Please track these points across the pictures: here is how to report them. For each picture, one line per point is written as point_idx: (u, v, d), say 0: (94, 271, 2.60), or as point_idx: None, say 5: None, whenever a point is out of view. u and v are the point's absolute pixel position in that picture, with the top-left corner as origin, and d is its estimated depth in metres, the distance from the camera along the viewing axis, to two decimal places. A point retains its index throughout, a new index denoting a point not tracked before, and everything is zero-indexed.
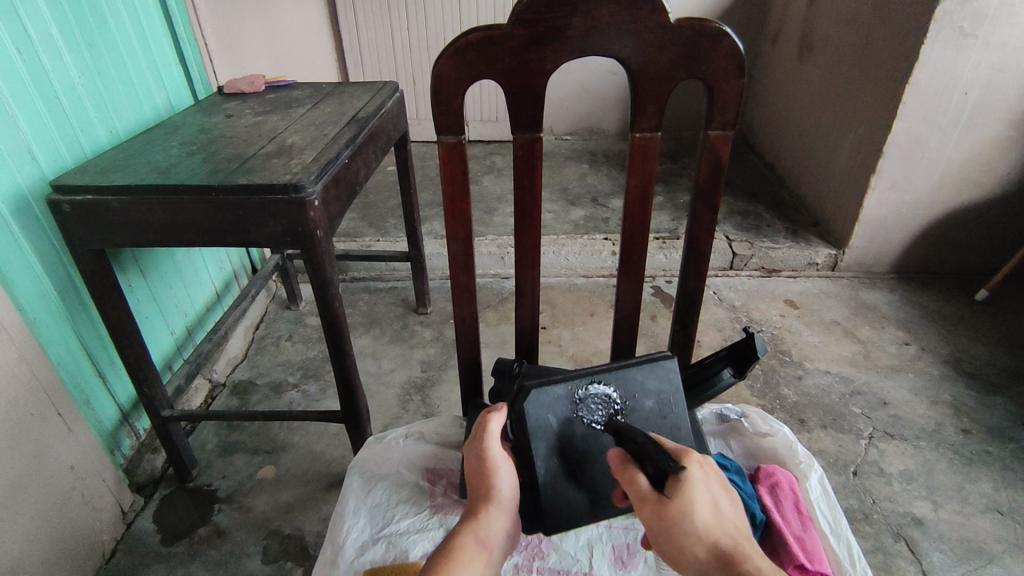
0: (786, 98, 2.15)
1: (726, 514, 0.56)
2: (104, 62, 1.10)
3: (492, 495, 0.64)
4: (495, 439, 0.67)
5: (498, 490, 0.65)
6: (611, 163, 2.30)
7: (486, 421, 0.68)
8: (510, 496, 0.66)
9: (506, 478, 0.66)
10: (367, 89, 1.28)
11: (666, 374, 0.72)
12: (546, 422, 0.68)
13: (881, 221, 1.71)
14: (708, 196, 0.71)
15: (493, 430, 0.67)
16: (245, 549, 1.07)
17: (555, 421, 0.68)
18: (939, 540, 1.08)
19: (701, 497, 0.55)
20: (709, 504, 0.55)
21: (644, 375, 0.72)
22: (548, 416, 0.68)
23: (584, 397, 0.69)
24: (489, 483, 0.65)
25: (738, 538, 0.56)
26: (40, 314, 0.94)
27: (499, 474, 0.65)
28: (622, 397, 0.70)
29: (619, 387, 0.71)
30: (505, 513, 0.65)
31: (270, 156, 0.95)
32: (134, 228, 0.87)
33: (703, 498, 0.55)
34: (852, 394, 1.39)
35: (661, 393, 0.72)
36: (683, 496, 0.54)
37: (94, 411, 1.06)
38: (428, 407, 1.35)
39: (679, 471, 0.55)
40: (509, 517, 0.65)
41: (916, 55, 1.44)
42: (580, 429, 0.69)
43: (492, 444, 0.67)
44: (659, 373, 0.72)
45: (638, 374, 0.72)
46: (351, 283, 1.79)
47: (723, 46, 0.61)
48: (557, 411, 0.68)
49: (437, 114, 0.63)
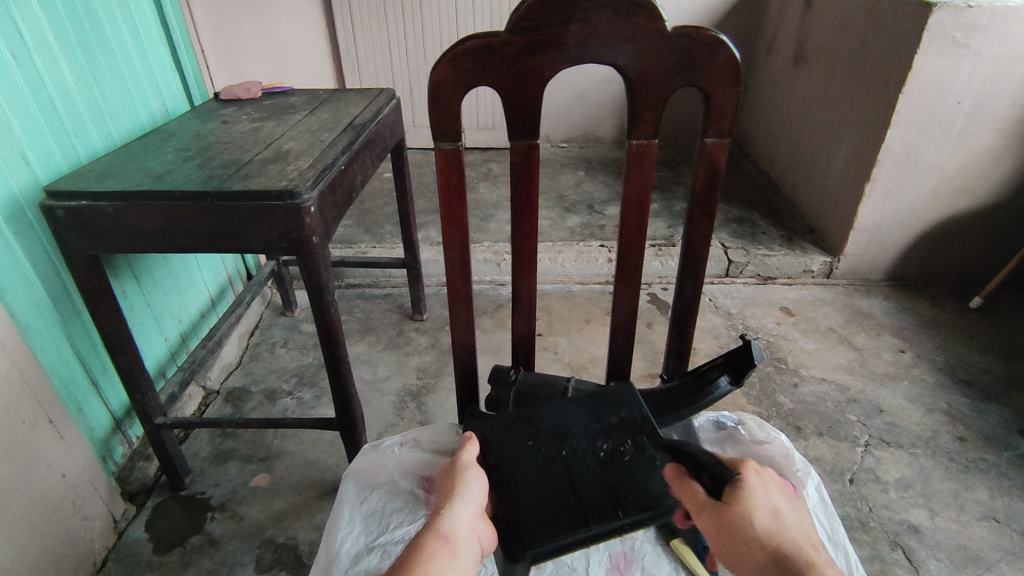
0: (780, 106, 2.17)
1: (789, 521, 0.58)
2: (100, 67, 1.10)
3: (459, 493, 0.63)
4: (469, 450, 0.68)
5: (467, 490, 0.63)
6: (607, 170, 2.31)
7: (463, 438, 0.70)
8: (480, 504, 0.64)
9: (477, 482, 0.65)
10: (363, 96, 1.28)
11: (627, 394, 0.76)
12: (511, 445, 0.71)
13: (876, 229, 1.72)
14: (704, 203, 0.71)
15: (469, 443, 0.69)
16: (238, 559, 1.06)
17: (521, 445, 0.72)
18: (935, 548, 1.08)
19: (761, 501, 0.58)
20: (768, 509, 0.58)
21: (611, 401, 0.76)
22: (512, 441, 0.71)
23: (550, 419, 0.73)
24: (456, 483, 0.64)
25: (803, 546, 0.56)
26: (33, 320, 0.93)
27: (468, 476, 0.65)
28: (590, 419, 0.74)
29: (582, 407, 0.75)
30: (475, 515, 0.63)
31: (266, 162, 0.95)
32: (128, 234, 0.87)
33: (761, 502, 0.58)
34: (848, 402, 1.39)
35: (629, 414, 0.74)
36: (738, 498, 0.58)
37: (86, 418, 1.05)
38: (423, 415, 1.34)
39: (734, 476, 0.59)
40: (478, 523, 0.62)
41: (909, 65, 1.45)
42: (546, 446, 0.71)
43: (465, 453, 0.68)
44: (619, 393, 0.76)
45: (606, 401, 0.76)
46: (347, 290, 1.79)
47: (719, 54, 0.61)
48: (520, 434, 0.72)
49: (434, 121, 0.63)
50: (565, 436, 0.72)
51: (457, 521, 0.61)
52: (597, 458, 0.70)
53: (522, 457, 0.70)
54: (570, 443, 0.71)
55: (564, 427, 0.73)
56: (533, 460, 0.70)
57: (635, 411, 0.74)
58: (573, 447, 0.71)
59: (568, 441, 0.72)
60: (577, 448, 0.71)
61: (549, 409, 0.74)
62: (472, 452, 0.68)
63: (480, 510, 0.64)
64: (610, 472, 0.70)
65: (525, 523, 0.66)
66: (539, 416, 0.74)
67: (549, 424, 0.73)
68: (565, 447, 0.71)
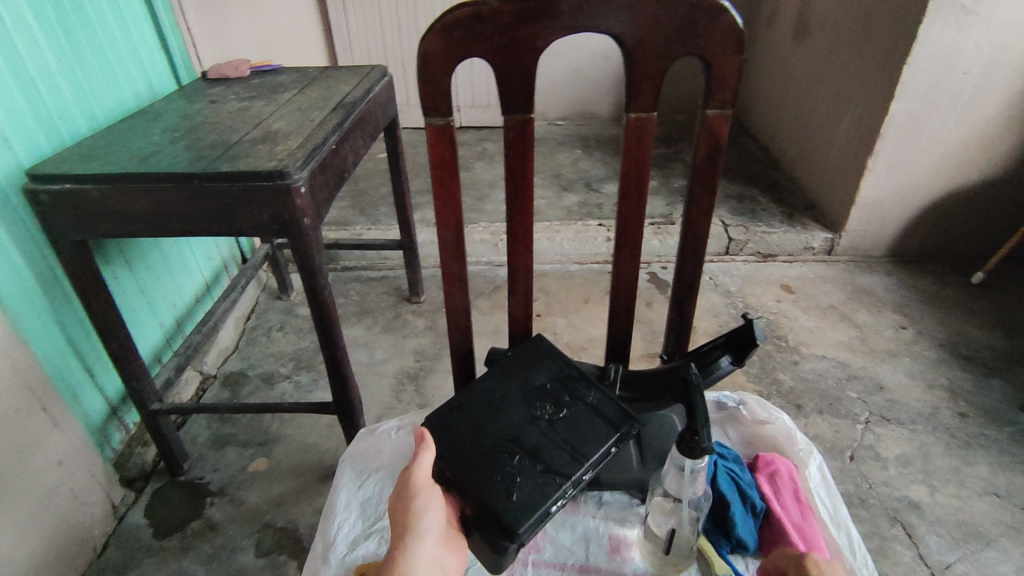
0: (780, 79, 2.13)
1: None
2: (82, 47, 1.07)
3: (414, 528, 0.57)
4: (422, 466, 0.61)
5: (423, 522, 0.57)
6: (605, 149, 2.27)
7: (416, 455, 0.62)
8: (437, 535, 0.58)
9: (433, 509, 0.58)
10: (354, 73, 1.25)
11: (543, 349, 0.75)
12: (454, 438, 0.66)
13: (877, 204, 1.69)
14: (705, 179, 0.68)
15: (421, 458, 0.61)
16: (238, 543, 1.06)
17: (462, 435, 0.67)
18: (935, 524, 1.08)
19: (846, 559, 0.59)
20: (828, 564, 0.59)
21: (528, 361, 0.73)
22: (454, 435, 0.67)
23: (477, 402, 0.70)
24: (410, 515, 0.57)
25: None
26: (22, 307, 0.91)
27: (422, 504, 0.58)
28: (517, 386, 0.71)
29: (507, 378, 0.72)
30: (435, 548, 0.58)
31: (254, 142, 0.92)
32: (114, 217, 0.85)
33: None
34: (848, 378, 1.38)
35: (552, 368, 0.73)
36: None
37: (81, 405, 1.04)
38: (422, 397, 1.34)
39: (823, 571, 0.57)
40: (435, 553, 0.57)
41: (913, 34, 1.42)
42: (491, 427, 0.67)
43: (418, 472, 0.60)
44: (535, 353, 0.74)
45: (524, 362, 0.73)
46: (343, 272, 1.77)
47: (721, 21, 0.58)
48: (458, 426, 0.68)
49: (424, 94, 0.60)
50: (502, 413, 0.69)
51: (415, 562, 0.55)
52: (539, 420, 0.68)
53: (468, 446, 0.66)
54: (510, 417, 0.68)
55: (494, 404, 0.69)
56: (481, 445, 0.66)
57: (559, 368, 0.73)
58: (517, 418, 0.68)
59: (507, 415, 0.69)
60: (519, 419, 0.68)
61: (476, 390, 0.71)
62: (424, 467, 0.61)
63: (439, 539, 0.58)
64: (559, 428, 0.67)
65: (502, 512, 0.61)
66: (470, 400, 0.70)
67: (484, 404, 0.69)
68: (508, 421, 0.68)
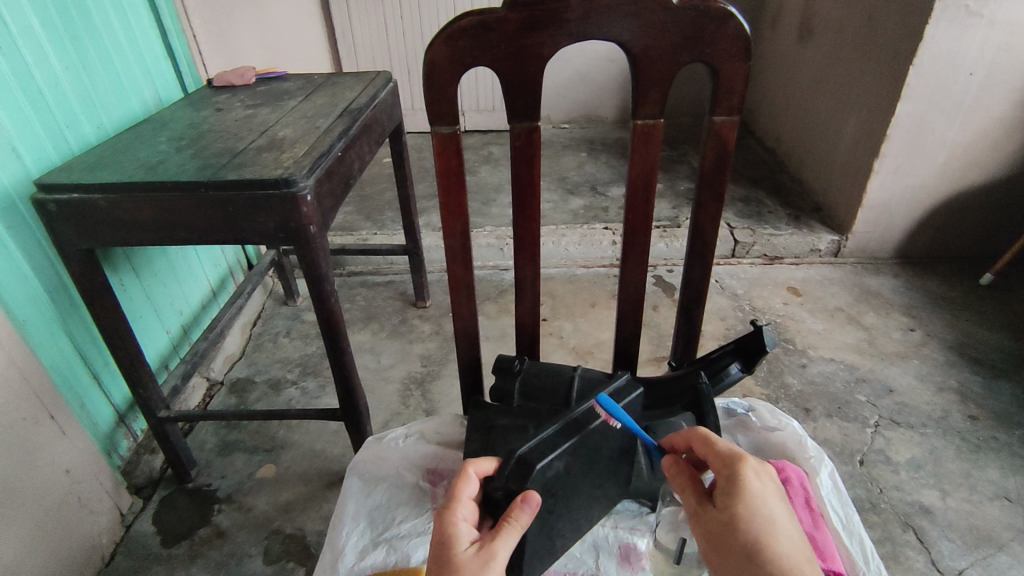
0: (785, 81, 2.12)
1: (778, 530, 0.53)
2: (90, 57, 1.08)
3: None
4: (506, 542, 0.52)
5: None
6: (610, 151, 2.27)
7: (506, 530, 0.52)
8: None
9: None
10: (359, 80, 1.25)
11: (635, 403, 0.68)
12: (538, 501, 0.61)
13: (885, 206, 1.68)
14: (714, 185, 0.68)
15: (509, 538, 0.52)
16: (246, 550, 1.06)
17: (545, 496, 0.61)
18: (947, 529, 1.07)
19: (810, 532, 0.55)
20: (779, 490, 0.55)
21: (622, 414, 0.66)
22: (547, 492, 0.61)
23: (573, 458, 0.62)
24: None
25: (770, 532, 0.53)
26: (30, 316, 0.91)
27: None
28: (605, 444, 0.65)
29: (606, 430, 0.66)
30: None
31: (260, 150, 0.92)
32: (122, 227, 0.85)
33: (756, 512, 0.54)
34: (857, 381, 1.37)
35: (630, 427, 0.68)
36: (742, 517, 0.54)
37: (89, 413, 1.04)
38: (428, 403, 1.34)
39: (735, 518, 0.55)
40: None
41: (919, 35, 1.41)
42: (568, 487, 0.63)
43: (499, 550, 0.51)
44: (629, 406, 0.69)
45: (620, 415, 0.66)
46: (349, 278, 1.77)
47: (728, 27, 0.58)
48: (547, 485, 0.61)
49: (430, 103, 0.60)
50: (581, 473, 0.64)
51: None
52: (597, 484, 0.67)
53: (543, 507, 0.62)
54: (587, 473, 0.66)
55: (581, 463, 0.64)
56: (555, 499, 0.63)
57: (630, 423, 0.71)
58: (586, 480, 0.65)
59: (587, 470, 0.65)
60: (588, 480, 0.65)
61: (581, 444, 0.62)
62: (507, 548, 0.52)
63: None
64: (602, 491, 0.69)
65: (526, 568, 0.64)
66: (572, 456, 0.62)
67: (579, 460, 0.63)
68: (580, 481, 0.65)
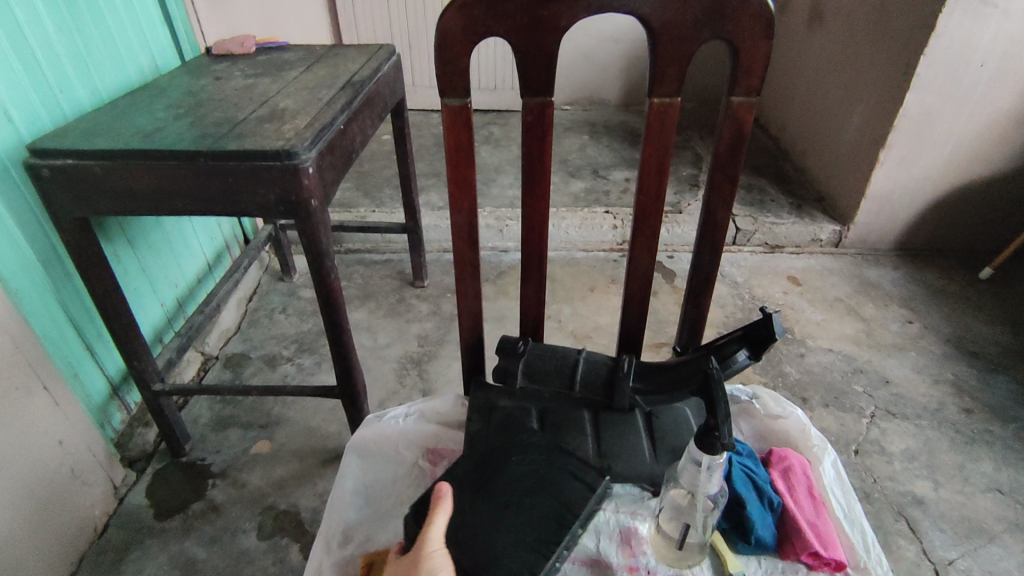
0: (792, 68, 2.10)
1: None
2: (84, 18, 1.04)
3: None
4: (436, 524, 0.57)
5: None
6: (612, 135, 2.24)
7: (429, 519, 0.57)
8: None
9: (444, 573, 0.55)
10: (362, 51, 1.22)
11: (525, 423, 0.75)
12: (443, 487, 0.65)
13: (889, 197, 1.67)
14: (727, 169, 0.67)
15: (433, 517, 0.58)
16: (240, 525, 1.06)
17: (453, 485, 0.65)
18: (939, 519, 1.08)
19: None
20: None
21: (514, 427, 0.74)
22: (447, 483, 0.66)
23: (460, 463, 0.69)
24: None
25: None
26: (22, 284, 0.89)
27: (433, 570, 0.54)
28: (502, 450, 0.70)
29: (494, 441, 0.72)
30: None
31: (261, 120, 0.90)
32: (117, 195, 0.83)
33: None
34: (854, 372, 1.38)
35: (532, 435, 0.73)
36: None
37: (82, 385, 1.03)
38: (425, 383, 1.33)
39: None
40: None
41: (932, 24, 1.39)
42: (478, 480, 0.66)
43: (431, 530, 0.57)
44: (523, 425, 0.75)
45: (508, 427, 0.74)
46: (347, 255, 1.75)
47: (752, 4, 0.56)
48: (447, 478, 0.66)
49: (440, 74, 0.58)
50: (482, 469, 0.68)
51: None
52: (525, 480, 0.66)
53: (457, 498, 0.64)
54: (497, 520, 0.61)
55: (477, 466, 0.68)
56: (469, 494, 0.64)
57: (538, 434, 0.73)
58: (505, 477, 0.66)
59: (495, 517, 0.61)
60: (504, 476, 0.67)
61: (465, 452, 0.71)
62: (438, 527, 0.57)
63: None
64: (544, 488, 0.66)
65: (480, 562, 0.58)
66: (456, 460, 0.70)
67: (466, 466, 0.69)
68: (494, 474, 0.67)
